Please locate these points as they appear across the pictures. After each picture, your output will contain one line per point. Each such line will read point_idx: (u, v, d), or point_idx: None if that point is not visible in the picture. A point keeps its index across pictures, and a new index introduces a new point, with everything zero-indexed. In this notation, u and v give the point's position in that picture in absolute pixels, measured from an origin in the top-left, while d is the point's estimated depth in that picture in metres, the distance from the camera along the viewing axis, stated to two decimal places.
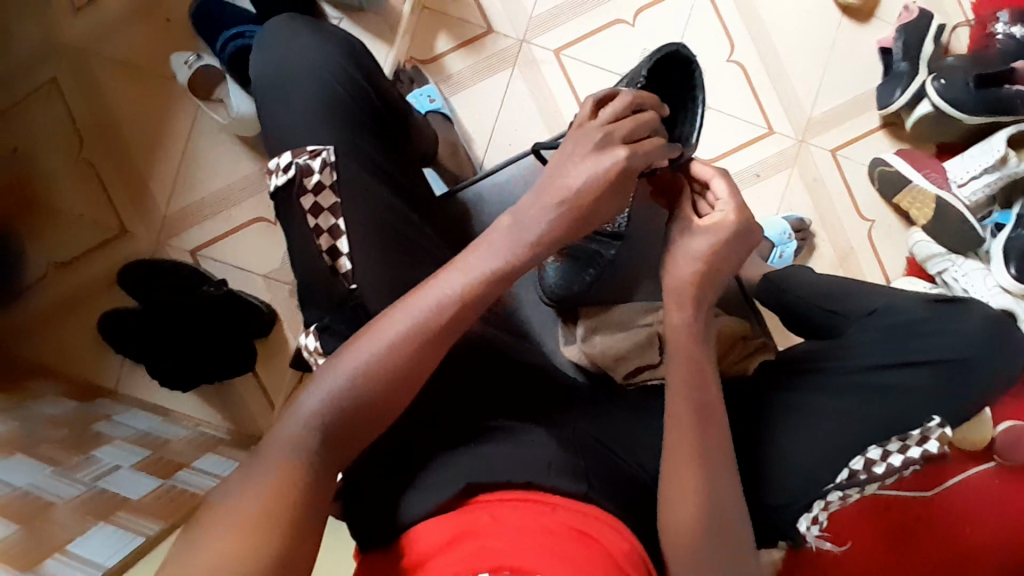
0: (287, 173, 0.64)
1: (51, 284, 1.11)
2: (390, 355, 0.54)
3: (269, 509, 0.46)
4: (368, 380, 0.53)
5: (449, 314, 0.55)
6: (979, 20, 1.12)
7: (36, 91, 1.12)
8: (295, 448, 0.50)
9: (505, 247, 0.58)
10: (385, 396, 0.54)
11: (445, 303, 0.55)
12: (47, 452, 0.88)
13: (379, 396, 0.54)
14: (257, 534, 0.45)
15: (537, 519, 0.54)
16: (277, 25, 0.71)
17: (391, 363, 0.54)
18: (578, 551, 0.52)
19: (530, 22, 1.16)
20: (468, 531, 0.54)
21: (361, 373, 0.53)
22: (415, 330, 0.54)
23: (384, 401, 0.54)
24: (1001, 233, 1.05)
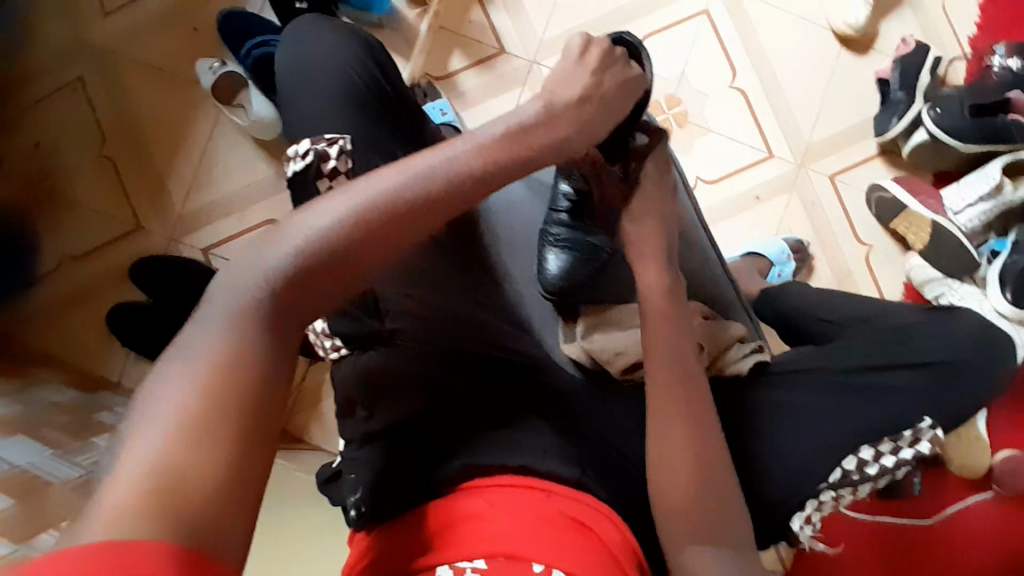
0: (305, 159, 0.66)
1: (62, 277, 1.13)
2: (350, 223, 0.49)
3: (222, 406, 0.41)
4: (324, 241, 0.48)
5: (418, 190, 0.51)
6: (975, 54, 1.17)
7: (63, 90, 1.16)
8: (242, 335, 0.44)
9: (474, 145, 0.55)
10: (338, 265, 0.48)
11: (427, 184, 0.52)
12: (48, 436, 0.89)
13: (332, 262, 0.48)
14: (203, 436, 0.39)
15: (534, 509, 0.55)
16: (302, 23, 0.75)
17: (350, 232, 0.49)
18: (575, 539, 0.53)
19: (540, 44, 1.21)
20: (465, 516, 0.55)
21: (317, 236, 0.48)
22: (378, 202, 0.50)
23: (338, 270, 0.49)
24: (997, 260, 1.07)
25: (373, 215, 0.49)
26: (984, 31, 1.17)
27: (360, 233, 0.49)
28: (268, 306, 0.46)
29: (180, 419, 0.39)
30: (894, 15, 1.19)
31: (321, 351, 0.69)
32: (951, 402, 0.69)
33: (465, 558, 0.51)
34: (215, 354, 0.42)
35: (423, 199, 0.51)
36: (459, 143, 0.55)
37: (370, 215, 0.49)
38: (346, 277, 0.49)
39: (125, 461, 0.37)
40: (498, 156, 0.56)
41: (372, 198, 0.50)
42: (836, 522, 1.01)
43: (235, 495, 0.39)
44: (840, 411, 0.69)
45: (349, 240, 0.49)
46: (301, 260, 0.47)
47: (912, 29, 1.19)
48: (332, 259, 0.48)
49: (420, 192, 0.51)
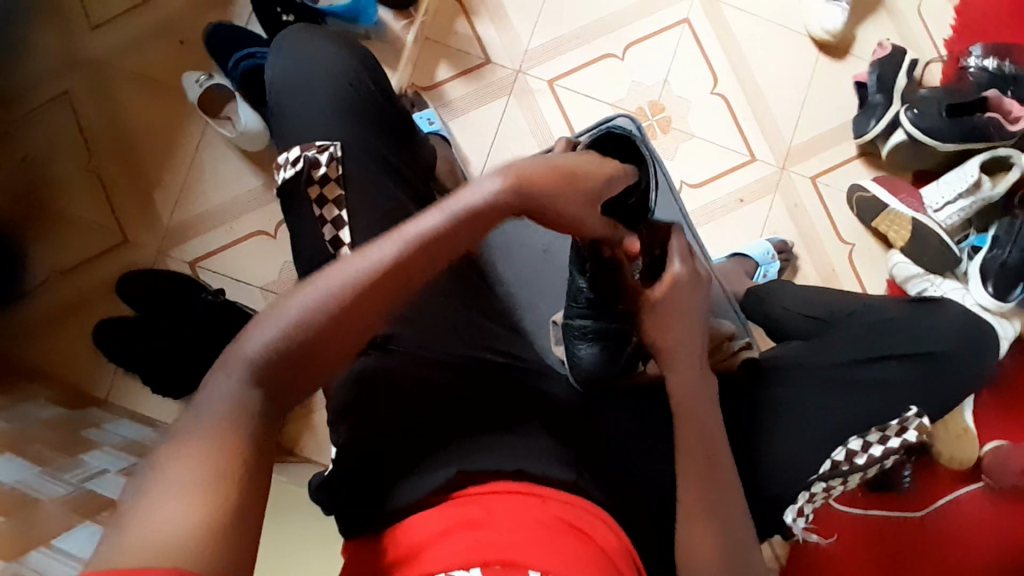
0: (295, 167, 0.67)
1: (47, 292, 1.12)
2: (329, 303, 0.51)
3: (221, 481, 0.43)
4: (309, 325, 0.51)
5: (390, 265, 0.53)
6: (951, 56, 1.21)
7: (47, 103, 1.16)
8: (233, 417, 0.46)
9: (446, 212, 0.56)
10: (320, 347, 0.51)
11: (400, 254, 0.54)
12: (34, 452, 0.88)
13: (315, 343, 0.51)
14: (206, 504, 0.41)
15: (529, 515, 0.55)
16: (291, 33, 0.75)
17: (328, 311, 0.51)
18: (573, 542, 0.53)
19: (526, 54, 1.23)
20: (458, 523, 0.55)
21: (299, 319, 0.51)
22: (355, 281, 0.52)
23: (324, 349, 0.51)
24: (978, 255, 1.09)
25: (347, 294, 0.52)
26: (959, 34, 1.21)
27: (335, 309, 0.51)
28: (253, 393, 0.48)
29: (183, 494, 0.41)
30: (871, 20, 1.22)
31: None
32: (938, 394, 0.71)
33: (463, 567, 0.49)
34: (209, 432, 0.45)
35: (394, 274, 0.53)
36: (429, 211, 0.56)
37: (340, 292, 0.52)
38: (325, 355, 0.52)
39: (128, 541, 0.38)
40: (466, 220, 0.56)
41: (344, 276, 0.52)
42: (829, 515, 1.03)
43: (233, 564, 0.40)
44: (828, 404, 0.70)
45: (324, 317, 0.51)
46: (284, 344, 0.50)
47: (888, 33, 1.22)
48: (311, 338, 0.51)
49: (392, 266, 0.53)
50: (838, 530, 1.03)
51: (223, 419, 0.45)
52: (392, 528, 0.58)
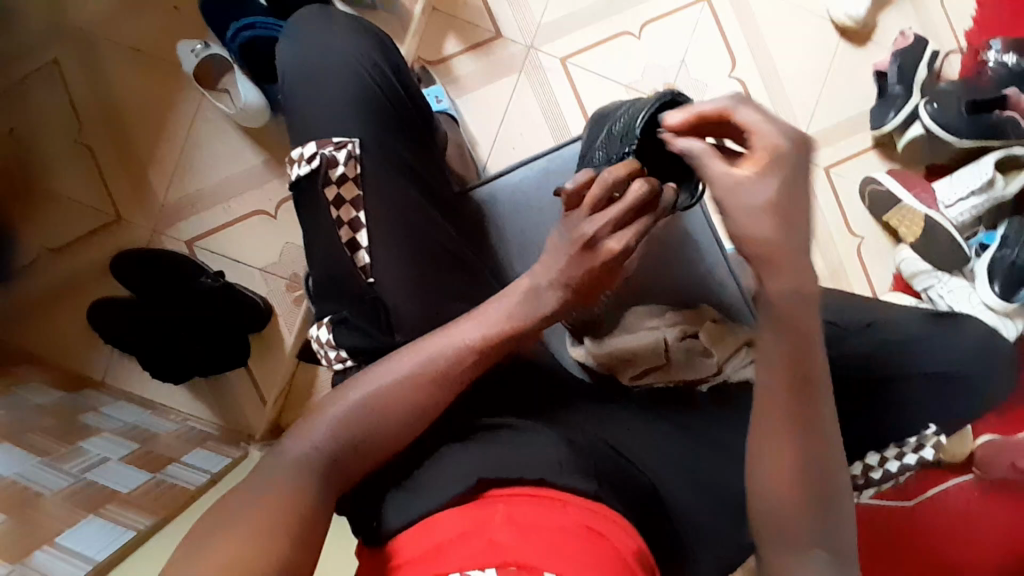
0: (311, 164, 0.64)
1: (40, 270, 1.09)
2: (390, 391, 0.59)
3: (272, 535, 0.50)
4: (371, 410, 0.59)
5: (448, 361, 0.61)
6: (971, 48, 1.17)
7: (34, 71, 1.10)
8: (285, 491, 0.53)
9: (504, 316, 0.62)
10: (380, 432, 0.59)
11: (442, 362, 0.61)
12: (32, 440, 0.86)
13: (375, 428, 0.59)
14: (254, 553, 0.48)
15: (547, 516, 0.54)
16: (304, 16, 0.71)
17: (388, 401, 0.59)
18: (589, 548, 0.51)
19: (539, 29, 1.17)
20: (476, 525, 0.54)
21: (362, 405, 0.59)
22: (413, 374, 0.60)
23: (382, 435, 0.59)
24: (986, 253, 1.09)
25: (393, 395, 0.59)
26: (980, 25, 1.18)
27: (382, 408, 0.59)
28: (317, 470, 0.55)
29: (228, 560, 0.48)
30: (894, 6, 1.18)
31: (325, 362, 0.66)
32: (953, 408, 0.72)
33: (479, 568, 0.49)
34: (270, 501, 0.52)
35: (447, 373, 0.60)
36: (489, 311, 0.63)
37: (388, 391, 0.60)
38: (377, 450, 0.59)
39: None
40: (520, 324, 0.62)
41: (390, 377, 0.60)
42: None
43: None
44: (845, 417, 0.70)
45: (373, 414, 0.59)
46: (346, 428, 0.58)
47: (912, 21, 1.18)
48: (361, 433, 0.58)
49: (449, 363, 0.61)
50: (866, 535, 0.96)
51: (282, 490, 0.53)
52: (403, 533, 0.57)
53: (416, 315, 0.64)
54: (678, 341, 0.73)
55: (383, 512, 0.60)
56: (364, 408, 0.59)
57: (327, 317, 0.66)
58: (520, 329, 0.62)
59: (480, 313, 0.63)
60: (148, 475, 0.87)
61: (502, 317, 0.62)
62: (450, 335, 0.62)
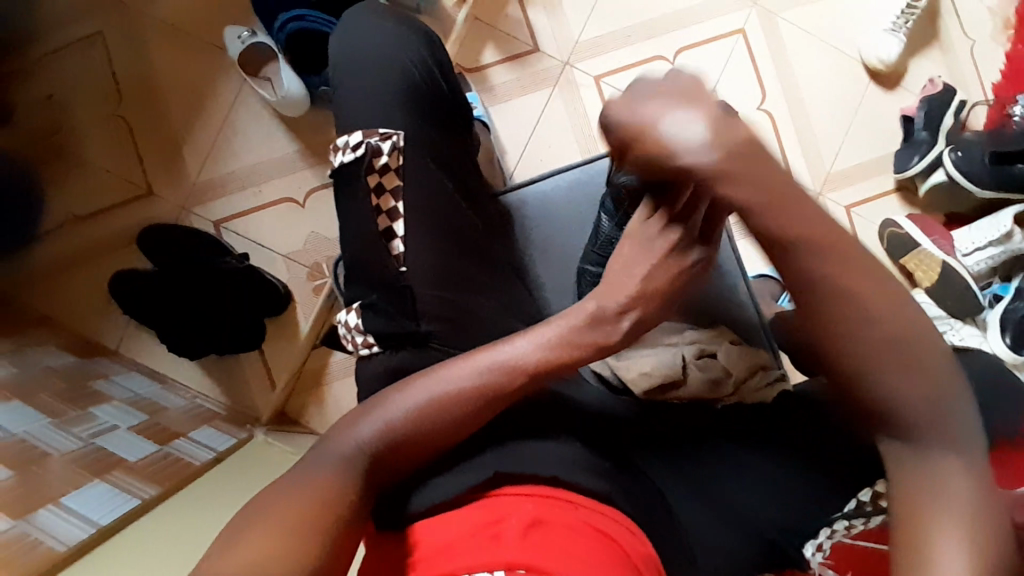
0: (356, 152, 0.66)
1: (67, 236, 1.11)
2: (421, 415, 0.59)
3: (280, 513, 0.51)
4: (401, 430, 0.58)
5: (483, 388, 0.60)
6: (997, 101, 1.19)
7: (82, 43, 1.13)
8: None
9: (546, 347, 0.61)
10: (407, 447, 0.59)
11: (491, 379, 0.60)
12: (44, 401, 0.87)
13: (403, 441, 0.58)
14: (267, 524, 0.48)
15: (557, 520, 0.54)
16: (362, 11, 0.73)
17: (420, 423, 0.58)
18: (598, 550, 0.52)
19: (575, 46, 1.20)
20: (487, 520, 0.54)
21: (391, 425, 0.58)
22: (447, 399, 0.59)
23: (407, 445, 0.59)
24: (999, 304, 1.10)
25: (424, 418, 0.59)
26: (1007, 80, 1.20)
27: (426, 420, 0.59)
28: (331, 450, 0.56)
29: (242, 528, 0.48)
30: (923, 54, 1.21)
31: (350, 346, 0.67)
32: None
33: (486, 569, 0.49)
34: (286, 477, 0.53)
35: (482, 400, 0.59)
36: (530, 341, 0.62)
37: (418, 413, 0.59)
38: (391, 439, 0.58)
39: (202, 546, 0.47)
40: (561, 356, 0.61)
41: (422, 399, 0.59)
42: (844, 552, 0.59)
43: None
44: None
45: (416, 427, 0.58)
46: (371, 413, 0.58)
47: (940, 70, 1.21)
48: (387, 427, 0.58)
49: (484, 390, 0.60)
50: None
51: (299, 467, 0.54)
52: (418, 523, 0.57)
53: (445, 308, 0.65)
54: (694, 359, 0.75)
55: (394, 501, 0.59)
56: (409, 420, 0.58)
57: (356, 302, 0.67)
58: (561, 363, 0.61)
59: (533, 332, 0.63)
60: (154, 447, 0.88)
61: (542, 347, 0.61)
62: (490, 361, 0.61)
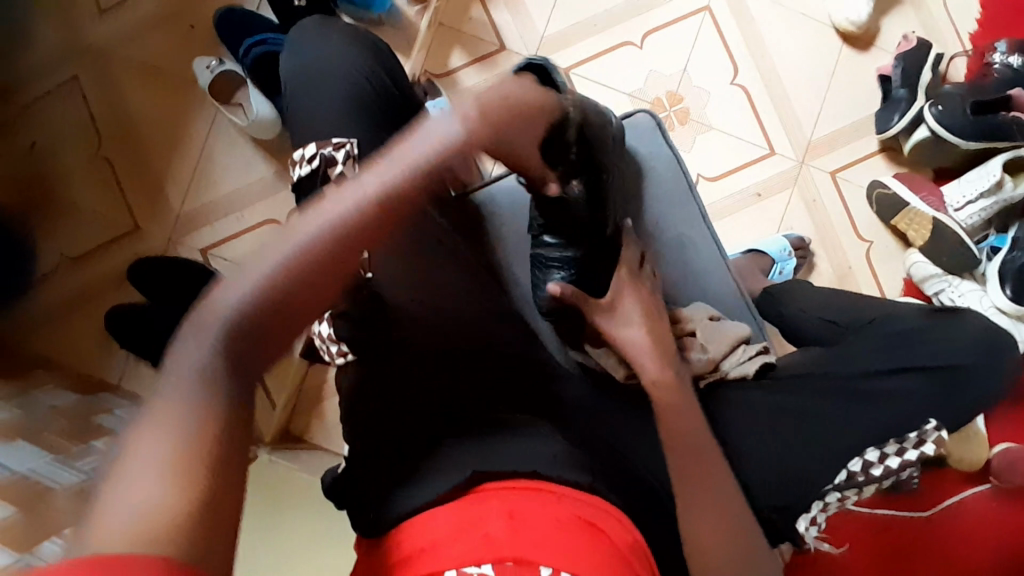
0: (311, 164, 0.66)
1: (62, 277, 1.14)
2: (277, 280, 0.46)
3: (182, 452, 0.38)
4: (263, 304, 0.45)
5: (348, 224, 0.49)
6: (976, 50, 1.17)
7: (58, 88, 1.15)
8: (189, 409, 0.39)
9: (404, 164, 0.52)
10: (273, 324, 0.46)
11: (342, 222, 0.49)
12: (49, 441, 0.89)
13: (268, 317, 0.45)
14: (174, 471, 0.37)
15: (545, 511, 0.53)
16: (306, 27, 0.74)
17: (277, 290, 0.46)
18: (587, 540, 0.51)
19: (541, 41, 1.20)
20: (471, 518, 0.53)
21: (245, 303, 0.45)
22: (303, 249, 0.47)
23: (276, 322, 0.46)
24: (998, 256, 1.07)
25: (281, 278, 0.46)
26: (985, 27, 1.17)
27: (276, 295, 0.46)
28: (207, 367, 0.42)
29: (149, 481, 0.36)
30: (895, 12, 1.19)
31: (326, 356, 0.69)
32: (951, 408, 0.71)
33: (474, 564, 0.48)
34: (182, 415, 0.39)
35: (347, 239, 0.49)
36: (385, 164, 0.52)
37: (276, 279, 0.46)
38: (264, 328, 0.45)
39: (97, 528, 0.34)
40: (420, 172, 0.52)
41: (275, 260, 0.46)
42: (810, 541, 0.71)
43: (210, 534, 0.36)
44: (839, 415, 0.70)
45: (280, 295, 0.46)
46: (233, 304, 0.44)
47: (914, 25, 1.18)
48: (256, 306, 0.45)
49: (350, 225, 0.49)
50: (848, 538, 0.98)
51: (181, 397, 0.40)
52: (404, 525, 0.57)
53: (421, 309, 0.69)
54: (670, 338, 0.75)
55: (379, 505, 0.59)
56: (261, 290, 0.45)
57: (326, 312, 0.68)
58: (421, 180, 0.52)
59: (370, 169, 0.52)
60: None
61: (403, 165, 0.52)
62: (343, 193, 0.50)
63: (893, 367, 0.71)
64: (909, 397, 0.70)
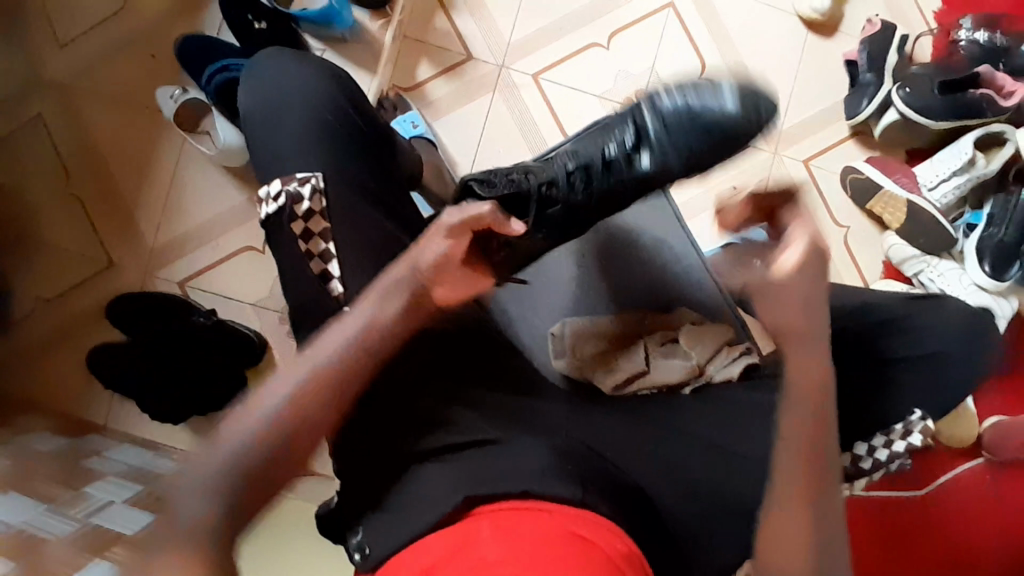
0: (277, 202, 0.66)
1: (39, 319, 1.12)
2: (275, 418, 0.57)
3: None
4: (261, 442, 0.56)
5: (336, 364, 0.60)
6: (940, 29, 1.18)
7: (19, 127, 1.13)
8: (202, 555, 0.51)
9: (380, 302, 0.63)
10: (275, 455, 0.56)
11: (329, 364, 0.60)
12: (41, 490, 0.87)
13: (270, 453, 0.56)
14: None
15: (537, 530, 0.51)
16: (262, 58, 0.73)
17: (275, 425, 0.57)
18: (580, 556, 0.49)
19: (508, 47, 1.19)
20: (461, 543, 0.51)
21: (248, 440, 0.56)
22: (297, 389, 0.58)
23: (279, 453, 0.57)
24: (974, 232, 1.09)
25: (276, 419, 0.57)
26: (948, 6, 1.18)
27: (275, 432, 0.57)
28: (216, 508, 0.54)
29: None
30: None
31: None
32: (937, 394, 0.73)
33: None
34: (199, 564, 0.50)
35: (332, 376, 0.59)
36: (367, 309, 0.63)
37: (273, 418, 0.57)
38: (270, 463, 0.56)
39: None
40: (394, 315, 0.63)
41: (273, 398, 0.57)
42: None
43: None
44: None
45: (277, 434, 0.56)
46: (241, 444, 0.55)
47: (877, 8, 1.19)
48: (261, 444, 0.56)
49: (337, 364, 0.60)
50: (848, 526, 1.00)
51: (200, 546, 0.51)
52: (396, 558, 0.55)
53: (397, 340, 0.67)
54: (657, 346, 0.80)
55: (369, 542, 0.59)
56: (259, 435, 0.56)
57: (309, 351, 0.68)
58: (395, 320, 0.63)
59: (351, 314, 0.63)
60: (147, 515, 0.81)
61: (375, 312, 0.62)
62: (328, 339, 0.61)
63: (887, 358, 0.73)
64: (894, 387, 0.72)
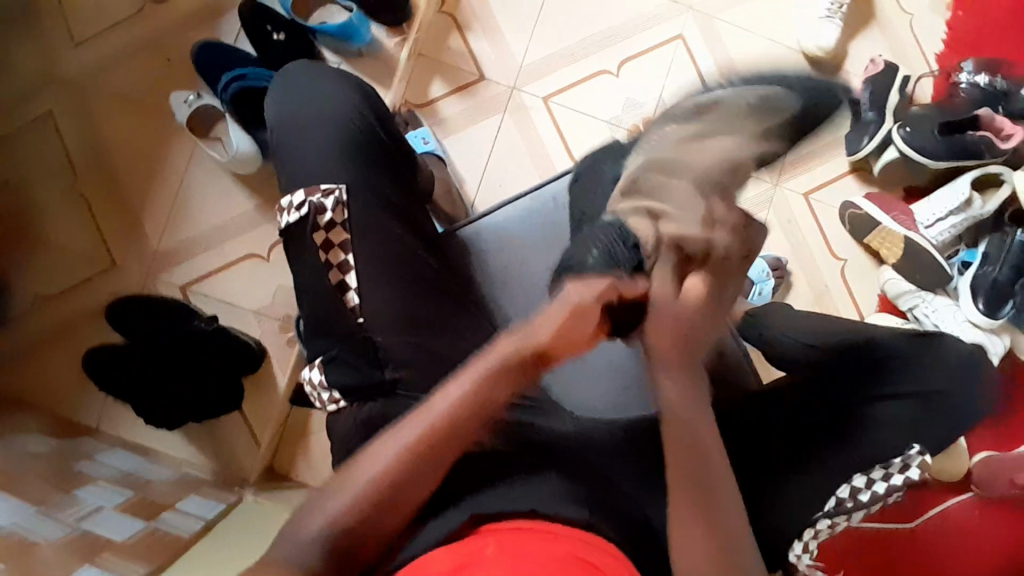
0: (300, 212, 0.67)
1: (33, 317, 1.10)
2: (382, 476, 0.55)
3: None
4: (367, 500, 0.54)
5: (450, 416, 0.57)
6: (941, 71, 1.22)
7: (28, 123, 1.13)
8: None
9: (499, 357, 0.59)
10: (380, 513, 0.55)
11: (441, 421, 0.57)
12: (30, 490, 0.85)
13: (376, 512, 0.55)
14: None
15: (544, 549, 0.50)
16: (290, 70, 0.74)
17: (383, 483, 0.55)
18: None
19: (520, 69, 1.22)
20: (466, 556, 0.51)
21: (356, 495, 0.55)
22: (407, 446, 0.56)
23: (383, 512, 0.55)
24: (968, 270, 1.12)
25: (385, 476, 0.55)
26: (949, 49, 1.22)
27: (385, 489, 0.55)
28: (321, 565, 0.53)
29: None
30: (863, 36, 1.23)
31: (318, 403, 0.67)
32: (934, 432, 0.74)
33: None
34: None
35: (444, 433, 0.57)
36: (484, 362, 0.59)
37: (383, 475, 0.55)
38: (372, 521, 0.55)
39: None
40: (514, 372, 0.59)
41: (385, 455, 0.56)
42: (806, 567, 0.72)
43: None
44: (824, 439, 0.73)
45: (389, 491, 0.55)
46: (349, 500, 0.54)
47: (880, 49, 1.23)
48: (369, 501, 0.54)
49: (453, 418, 0.57)
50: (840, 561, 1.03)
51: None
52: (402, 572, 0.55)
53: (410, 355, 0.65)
54: None
55: None
56: (369, 491, 0.55)
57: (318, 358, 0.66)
58: (513, 379, 0.59)
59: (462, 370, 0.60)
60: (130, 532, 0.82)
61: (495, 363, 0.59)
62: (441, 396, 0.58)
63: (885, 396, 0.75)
64: (891, 422, 0.74)
